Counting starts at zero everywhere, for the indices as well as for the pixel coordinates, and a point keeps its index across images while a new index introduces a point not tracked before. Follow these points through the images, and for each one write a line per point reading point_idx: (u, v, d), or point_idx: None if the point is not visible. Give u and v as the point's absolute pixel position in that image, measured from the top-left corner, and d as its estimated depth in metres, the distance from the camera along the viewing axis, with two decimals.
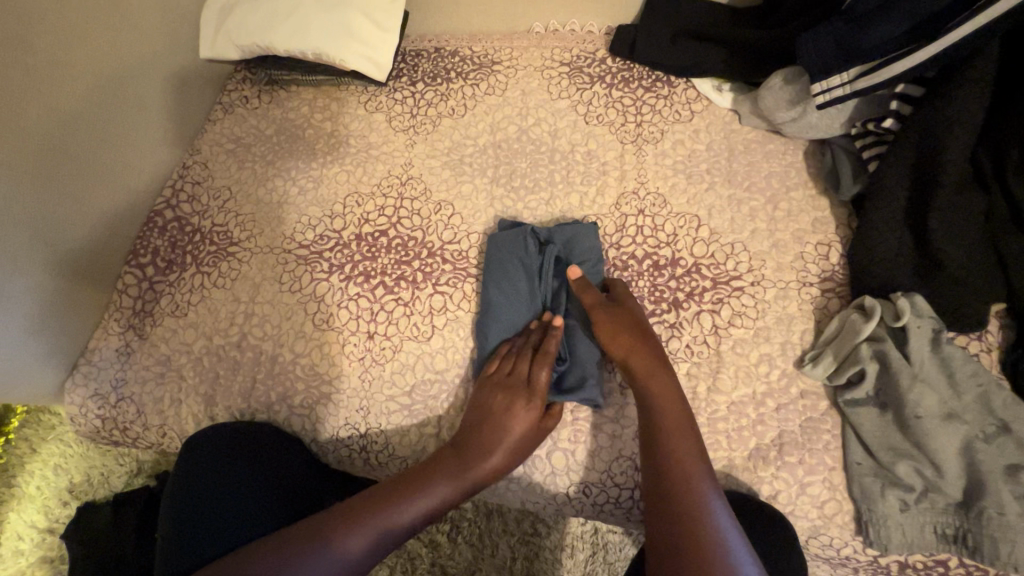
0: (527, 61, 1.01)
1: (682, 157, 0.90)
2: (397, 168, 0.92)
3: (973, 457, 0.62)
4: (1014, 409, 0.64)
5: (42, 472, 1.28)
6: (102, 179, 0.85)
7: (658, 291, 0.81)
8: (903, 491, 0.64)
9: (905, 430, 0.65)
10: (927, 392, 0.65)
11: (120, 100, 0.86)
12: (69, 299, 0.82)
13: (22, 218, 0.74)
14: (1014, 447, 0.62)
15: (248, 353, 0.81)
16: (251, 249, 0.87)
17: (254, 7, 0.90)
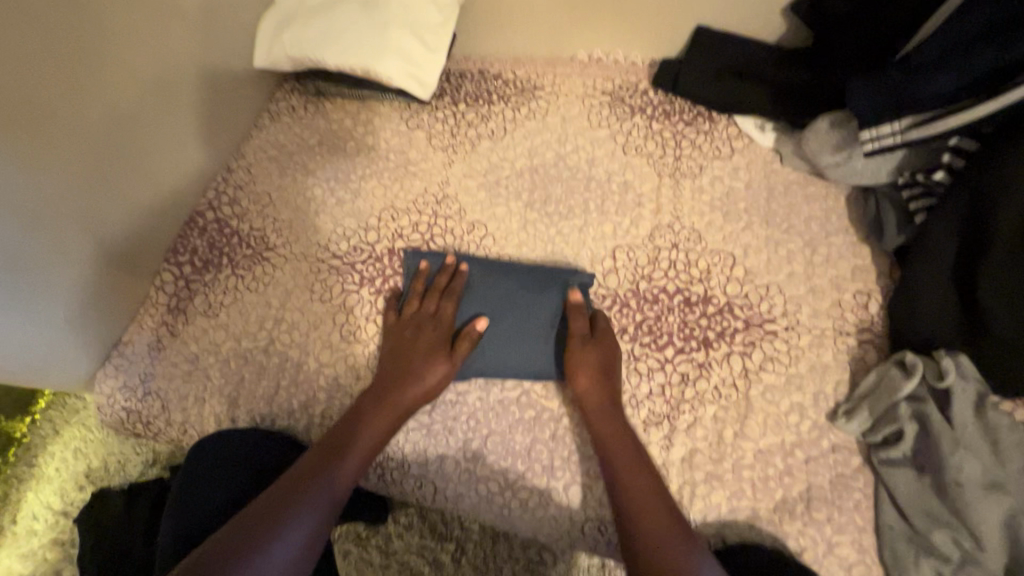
0: (570, 88, 1.01)
1: (720, 194, 0.89)
2: (434, 186, 0.93)
3: (1018, 532, 0.59)
4: None
5: (62, 455, 1.31)
6: (148, 178, 0.87)
7: (688, 328, 0.80)
8: (939, 562, 0.61)
9: (942, 495, 0.63)
10: (969, 459, 0.62)
11: (167, 99, 0.87)
12: (111, 291, 0.85)
13: (73, 214, 0.77)
14: None
15: (274, 358, 0.82)
16: (286, 255, 0.89)
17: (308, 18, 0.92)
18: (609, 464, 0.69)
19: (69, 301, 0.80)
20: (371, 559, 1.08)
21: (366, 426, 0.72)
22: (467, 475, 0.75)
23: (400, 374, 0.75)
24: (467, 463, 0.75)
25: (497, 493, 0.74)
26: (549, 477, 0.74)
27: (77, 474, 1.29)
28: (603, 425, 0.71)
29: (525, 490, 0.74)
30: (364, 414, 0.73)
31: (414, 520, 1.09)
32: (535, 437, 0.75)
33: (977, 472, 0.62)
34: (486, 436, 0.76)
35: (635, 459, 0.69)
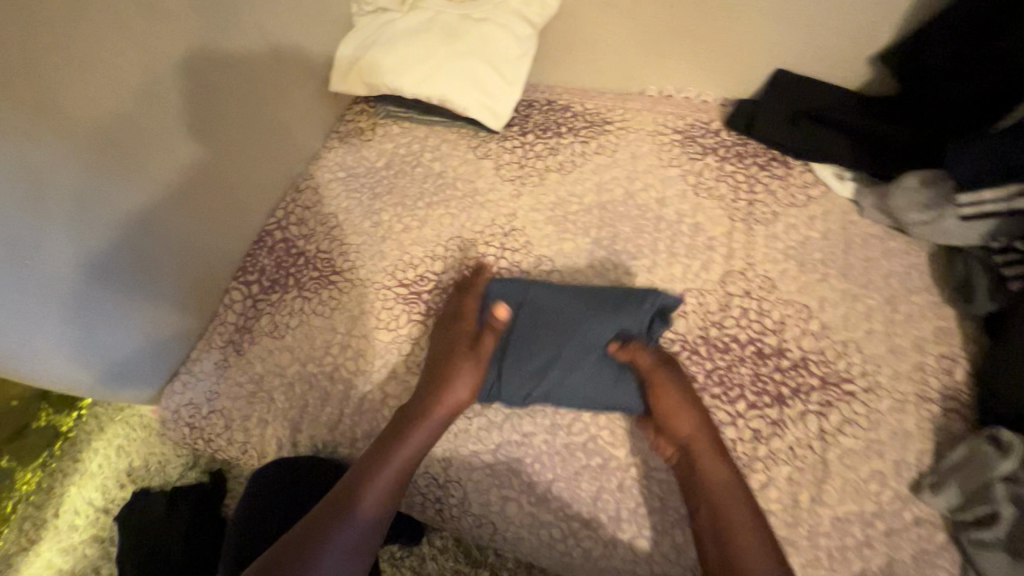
0: (640, 124, 1.00)
1: (795, 243, 0.87)
2: (501, 218, 0.93)
3: None
4: None
5: (106, 451, 1.31)
6: (223, 204, 0.89)
7: (761, 381, 0.78)
8: None
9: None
10: None
11: (240, 129, 0.88)
12: (184, 300, 0.86)
13: (148, 221, 0.78)
14: None
15: (338, 385, 0.82)
16: (352, 280, 0.89)
17: (390, 46, 0.93)
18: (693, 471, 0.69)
19: (144, 308, 0.81)
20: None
21: (401, 443, 0.70)
22: (530, 520, 0.74)
23: (442, 377, 0.74)
24: (530, 507, 0.74)
25: (559, 539, 0.73)
26: (614, 528, 0.72)
27: (118, 472, 1.29)
28: (698, 419, 0.71)
29: (588, 539, 0.73)
30: (402, 426, 0.72)
31: (449, 545, 1.08)
32: (600, 486, 0.74)
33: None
34: (550, 481, 0.75)
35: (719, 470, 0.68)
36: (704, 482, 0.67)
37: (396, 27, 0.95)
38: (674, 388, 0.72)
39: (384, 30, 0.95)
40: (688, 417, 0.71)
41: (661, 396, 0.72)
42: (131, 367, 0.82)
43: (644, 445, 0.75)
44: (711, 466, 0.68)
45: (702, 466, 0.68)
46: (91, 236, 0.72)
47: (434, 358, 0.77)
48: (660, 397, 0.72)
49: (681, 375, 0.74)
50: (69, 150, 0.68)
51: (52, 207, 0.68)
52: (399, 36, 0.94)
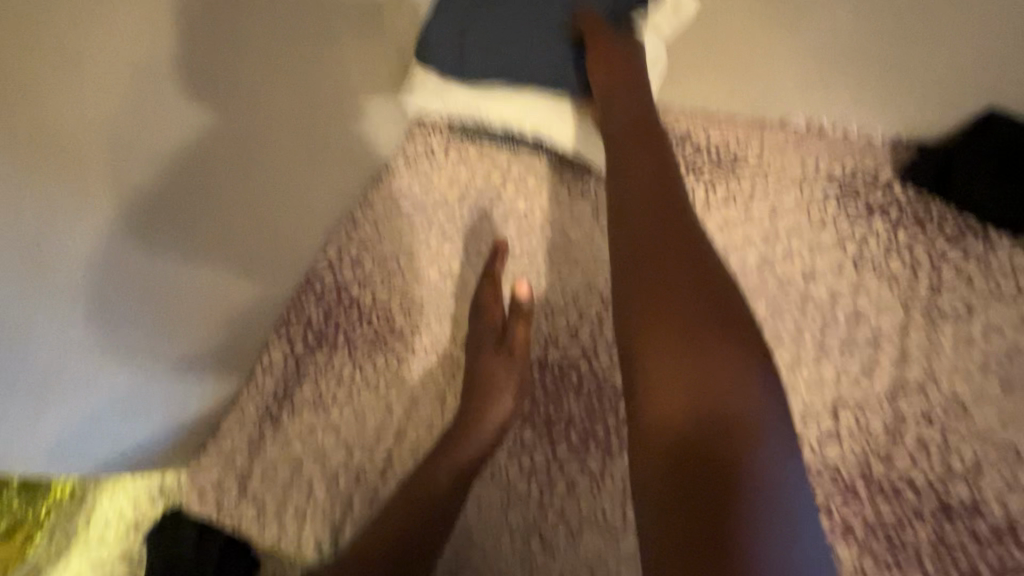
0: (783, 167, 0.78)
1: (996, 353, 0.65)
2: (601, 281, 0.74)
3: None
4: None
5: None
6: (284, 195, 0.71)
7: (945, 550, 0.59)
8: None
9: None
10: None
11: (293, 103, 0.66)
12: (209, 343, 0.68)
13: (166, 255, 0.58)
14: None
15: (391, 486, 0.67)
16: (414, 347, 0.73)
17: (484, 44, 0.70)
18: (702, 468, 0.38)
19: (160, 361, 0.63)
20: None
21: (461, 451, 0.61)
22: None
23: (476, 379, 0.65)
24: None
25: None
26: None
27: None
28: (675, 305, 0.45)
29: None
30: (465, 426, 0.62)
31: None
32: None
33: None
34: None
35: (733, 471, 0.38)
36: (729, 451, 0.39)
37: (495, 12, 0.70)
38: (638, 219, 0.52)
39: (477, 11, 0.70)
40: (661, 285, 0.46)
41: (642, 280, 0.48)
42: (134, 435, 0.66)
43: None
44: (682, 351, 0.43)
45: (736, 395, 0.41)
46: (126, 280, 0.56)
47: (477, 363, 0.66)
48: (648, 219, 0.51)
49: (659, 205, 0.52)
50: (60, 194, 0.48)
51: (57, 264, 0.50)
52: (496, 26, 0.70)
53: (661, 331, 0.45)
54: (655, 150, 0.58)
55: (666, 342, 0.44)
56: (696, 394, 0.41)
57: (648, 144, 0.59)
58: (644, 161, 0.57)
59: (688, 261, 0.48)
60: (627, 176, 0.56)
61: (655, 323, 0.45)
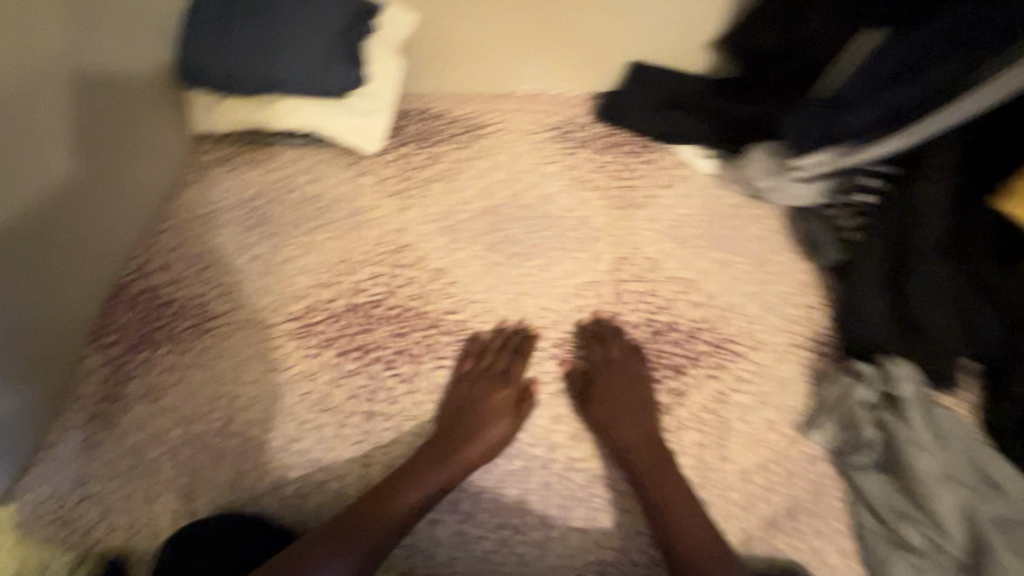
0: (515, 125, 1.02)
1: (671, 222, 0.93)
2: (390, 235, 0.90)
3: (976, 518, 0.65)
4: (999, 466, 0.69)
5: None
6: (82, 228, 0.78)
7: (660, 357, 0.82)
8: (914, 556, 0.66)
9: (910, 495, 0.67)
10: (923, 455, 0.67)
11: (82, 157, 0.76)
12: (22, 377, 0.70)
13: None
14: (1004, 503, 0.66)
15: (232, 440, 0.75)
16: (235, 322, 0.82)
17: (224, 62, 0.83)
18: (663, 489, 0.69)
19: None
20: None
21: (417, 479, 0.69)
22: (458, 538, 0.72)
23: (456, 426, 0.73)
24: (458, 524, 0.72)
25: (493, 552, 0.71)
26: (544, 527, 0.72)
27: None
28: (668, 472, 0.70)
29: (522, 544, 0.71)
30: (423, 461, 0.71)
31: None
32: (525, 488, 0.74)
33: (938, 459, 0.68)
34: (475, 494, 0.73)
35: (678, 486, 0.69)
36: (681, 535, 0.65)
37: (232, 34, 0.83)
38: (633, 425, 0.74)
39: (216, 39, 0.83)
40: (642, 456, 0.72)
41: (636, 465, 0.72)
42: None
43: (563, 438, 0.76)
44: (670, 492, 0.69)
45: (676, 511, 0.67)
46: None
47: (463, 404, 0.76)
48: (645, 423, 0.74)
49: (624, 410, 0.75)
50: None
51: None
52: (233, 45, 0.83)
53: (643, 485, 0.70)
54: (632, 373, 0.79)
55: (643, 493, 0.70)
56: (660, 513, 0.68)
57: (626, 376, 0.78)
58: (618, 376, 0.78)
59: (656, 443, 0.73)
60: (607, 401, 0.76)
61: (653, 486, 0.69)
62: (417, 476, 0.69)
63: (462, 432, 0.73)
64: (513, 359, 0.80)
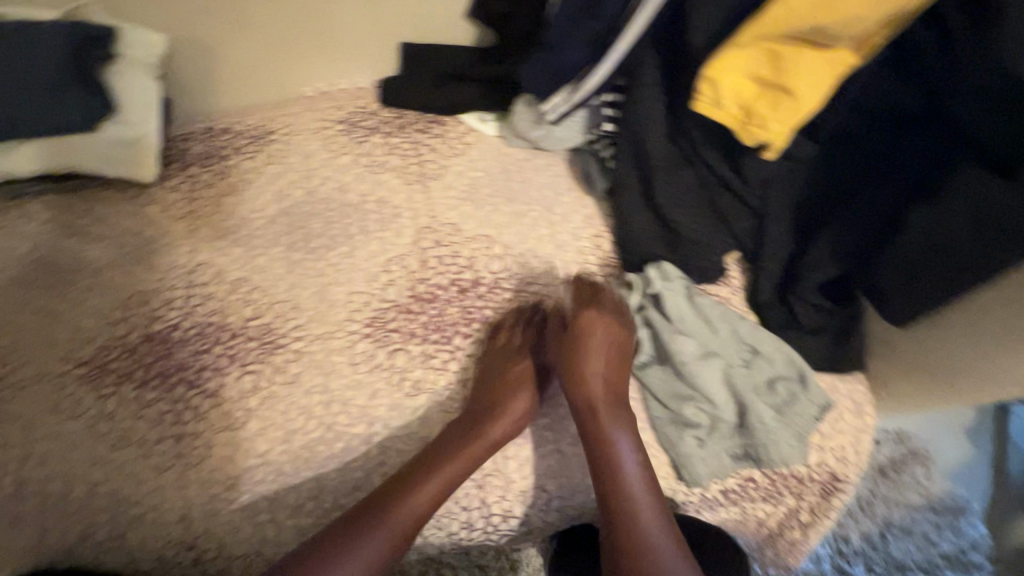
0: (303, 125, 1.02)
1: (465, 186, 0.97)
2: (183, 257, 0.88)
3: (733, 383, 0.78)
4: (756, 334, 0.81)
5: None
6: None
7: (468, 313, 0.86)
8: (695, 430, 0.77)
9: (682, 378, 0.78)
10: (685, 340, 0.78)
11: None
12: None
13: None
14: (761, 366, 0.79)
15: (31, 502, 0.71)
16: (19, 382, 0.78)
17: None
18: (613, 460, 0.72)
19: None
20: None
21: (401, 491, 0.71)
22: (293, 531, 0.73)
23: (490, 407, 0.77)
24: (291, 520, 0.73)
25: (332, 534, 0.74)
26: None
27: None
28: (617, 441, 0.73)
29: None
30: (420, 474, 0.72)
31: None
32: (350, 467, 0.75)
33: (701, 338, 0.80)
34: (302, 487, 0.74)
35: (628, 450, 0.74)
36: (623, 509, 0.70)
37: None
38: (599, 391, 0.77)
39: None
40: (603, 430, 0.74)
41: (588, 429, 0.75)
42: None
43: (383, 412, 0.79)
44: (604, 470, 0.72)
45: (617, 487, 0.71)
46: None
47: (495, 376, 0.82)
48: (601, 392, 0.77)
49: (585, 379, 0.77)
50: None
51: None
52: None
53: (598, 465, 0.73)
54: (605, 328, 0.81)
55: (595, 468, 0.73)
56: (608, 486, 0.72)
57: (603, 324, 0.81)
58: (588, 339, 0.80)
59: (617, 408, 0.77)
60: (577, 359, 0.79)
61: (600, 459, 0.73)
62: (383, 494, 0.71)
63: (468, 423, 0.77)
64: (538, 333, 0.87)
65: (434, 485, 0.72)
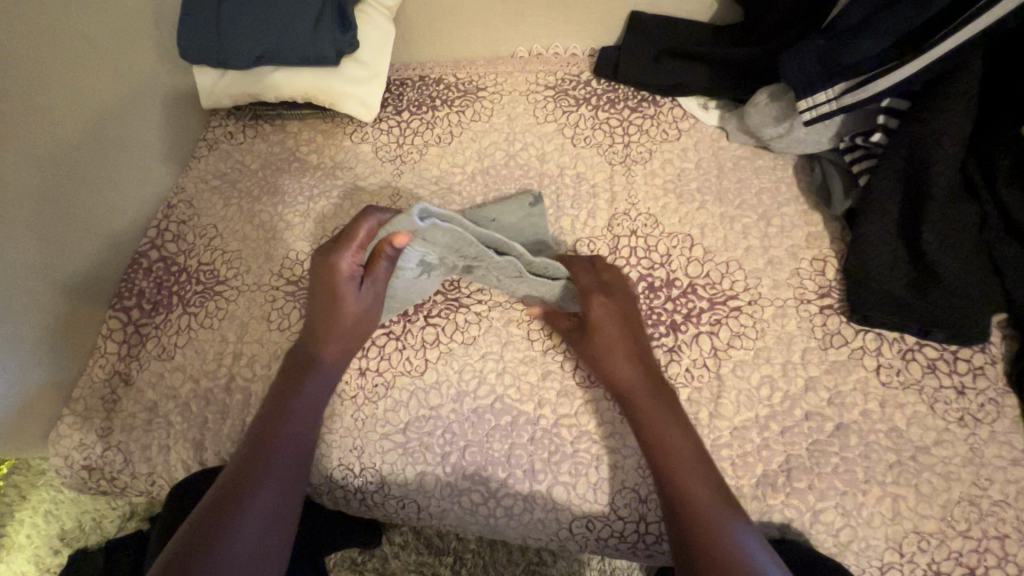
0: (512, 86, 0.99)
1: (672, 176, 0.89)
2: (385, 200, 0.92)
3: (967, 461, 0.67)
4: (1002, 419, 0.68)
5: (31, 521, 1.09)
6: (103, 195, 0.85)
7: (655, 314, 0.79)
8: (904, 502, 0.66)
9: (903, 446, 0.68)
10: (911, 399, 0.70)
11: (87, 145, 0.82)
12: (47, 336, 0.79)
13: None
14: (1005, 452, 0.67)
15: (236, 395, 0.79)
16: (240, 286, 0.86)
17: (220, 42, 0.87)
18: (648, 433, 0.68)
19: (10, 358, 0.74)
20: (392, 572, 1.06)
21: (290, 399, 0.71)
22: (448, 489, 0.74)
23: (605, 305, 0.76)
24: (447, 477, 0.74)
25: (480, 503, 0.73)
26: (531, 481, 0.73)
27: (50, 540, 1.08)
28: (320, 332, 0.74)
29: (508, 496, 0.73)
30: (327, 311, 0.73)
31: (409, 538, 1.08)
32: (513, 442, 0.74)
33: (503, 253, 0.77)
34: (463, 448, 0.74)
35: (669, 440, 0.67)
36: (688, 498, 0.62)
37: (225, 9, 0.86)
38: (632, 372, 0.72)
39: (210, 20, 0.87)
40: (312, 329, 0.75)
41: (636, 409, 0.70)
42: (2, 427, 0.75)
43: (552, 396, 0.76)
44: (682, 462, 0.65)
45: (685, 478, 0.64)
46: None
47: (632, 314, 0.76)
48: (340, 250, 0.71)
49: (621, 360, 0.73)
50: None
51: None
52: (234, 16, 0.85)
53: (657, 454, 0.66)
54: (627, 312, 0.76)
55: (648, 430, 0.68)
56: (667, 475, 0.64)
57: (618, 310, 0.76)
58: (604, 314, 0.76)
59: (663, 392, 0.71)
60: (608, 330, 0.74)
61: (658, 447, 0.66)
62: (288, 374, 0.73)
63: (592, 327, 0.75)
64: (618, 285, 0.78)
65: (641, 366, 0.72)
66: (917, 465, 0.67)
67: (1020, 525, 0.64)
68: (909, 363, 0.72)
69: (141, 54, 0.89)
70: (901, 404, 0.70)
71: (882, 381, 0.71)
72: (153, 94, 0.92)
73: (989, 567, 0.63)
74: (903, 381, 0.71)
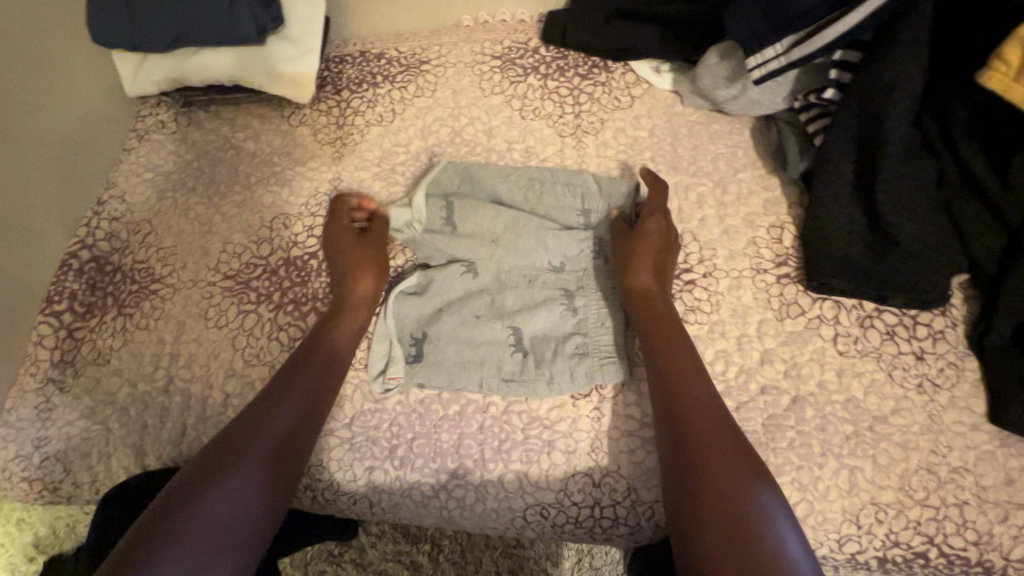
0: (457, 57, 0.94)
1: (624, 146, 0.85)
2: (326, 185, 0.87)
3: (926, 427, 0.65)
4: (962, 382, 0.66)
5: None
6: (24, 193, 0.79)
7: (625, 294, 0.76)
8: (862, 473, 0.64)
9: (862, 415, 0.66)
10: (869, 366, 0.68)
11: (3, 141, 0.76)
12: None
13: None
14: (963, 416, 0.65)
15: (175, 398, 0.76)
16: (175, 284, 0.82)
17: (133, 22, 0.81)
18: (683, 418, 0.62)
19: None
20: (367, 563, 1.05)
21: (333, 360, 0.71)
22: (398, 483, 0.71)
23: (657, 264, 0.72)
24: (396, 471, 0.71)
25: (433, 495, 0.71)
26: (482, 471, 0.70)
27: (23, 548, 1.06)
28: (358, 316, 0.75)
29: (460, 487, 0.70)
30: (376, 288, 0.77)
31: (385, 527, 1.06)
32: (462, 432, 0.72)
33: (504, 361, 0.73)
34: (411, 440, 0.72)
35: (717, 430, 0.61)
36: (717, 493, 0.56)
37: None
38: (669, 355, 0.67)
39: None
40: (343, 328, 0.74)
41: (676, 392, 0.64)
42: None
43: (500, 383, 0.73)
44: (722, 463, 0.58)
45: (723, 482, 0.57)
46: None
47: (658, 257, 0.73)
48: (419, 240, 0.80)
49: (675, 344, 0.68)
50: None
51: None
52: None
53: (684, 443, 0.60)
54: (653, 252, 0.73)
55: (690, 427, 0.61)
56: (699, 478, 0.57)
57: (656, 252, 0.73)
58: (649, 247, 0.73)
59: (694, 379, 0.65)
60: (650, 284, 0.72)
61: (697, 442, 0.60)
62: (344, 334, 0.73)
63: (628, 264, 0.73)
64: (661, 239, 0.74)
65: (685, 355, 0.67)
66: (876, 436, 0.65)
67: (979, 491, 0.63)
68: (868, 330, 0.69)
69: (52, 41, 0.83)
70: (860, 373, 0.67)
71: (840, 350, 0.69)
72: (70, 82, 0.86)
73: (947, 534, 0.62)
74: (861, 349, 0.68)
